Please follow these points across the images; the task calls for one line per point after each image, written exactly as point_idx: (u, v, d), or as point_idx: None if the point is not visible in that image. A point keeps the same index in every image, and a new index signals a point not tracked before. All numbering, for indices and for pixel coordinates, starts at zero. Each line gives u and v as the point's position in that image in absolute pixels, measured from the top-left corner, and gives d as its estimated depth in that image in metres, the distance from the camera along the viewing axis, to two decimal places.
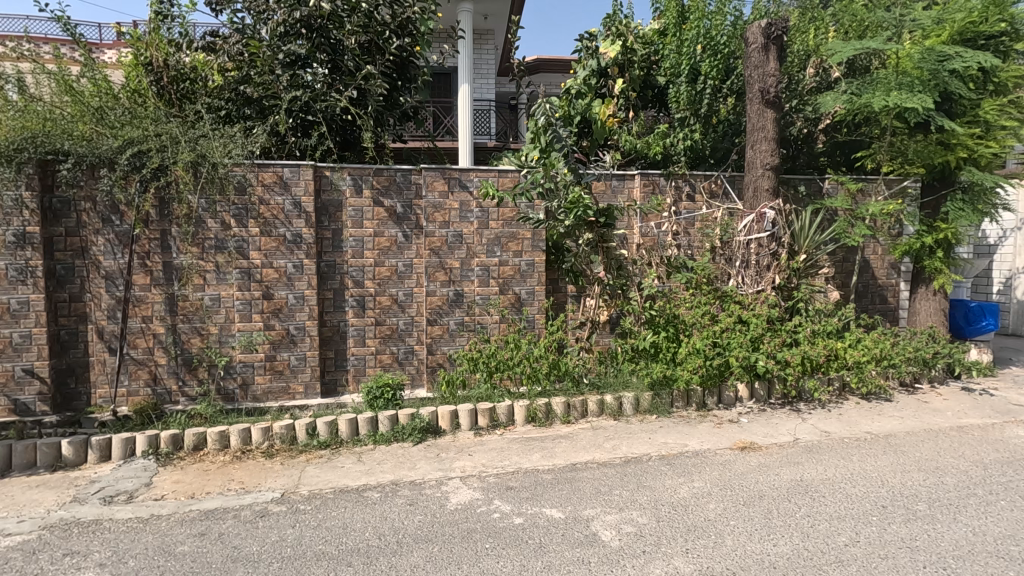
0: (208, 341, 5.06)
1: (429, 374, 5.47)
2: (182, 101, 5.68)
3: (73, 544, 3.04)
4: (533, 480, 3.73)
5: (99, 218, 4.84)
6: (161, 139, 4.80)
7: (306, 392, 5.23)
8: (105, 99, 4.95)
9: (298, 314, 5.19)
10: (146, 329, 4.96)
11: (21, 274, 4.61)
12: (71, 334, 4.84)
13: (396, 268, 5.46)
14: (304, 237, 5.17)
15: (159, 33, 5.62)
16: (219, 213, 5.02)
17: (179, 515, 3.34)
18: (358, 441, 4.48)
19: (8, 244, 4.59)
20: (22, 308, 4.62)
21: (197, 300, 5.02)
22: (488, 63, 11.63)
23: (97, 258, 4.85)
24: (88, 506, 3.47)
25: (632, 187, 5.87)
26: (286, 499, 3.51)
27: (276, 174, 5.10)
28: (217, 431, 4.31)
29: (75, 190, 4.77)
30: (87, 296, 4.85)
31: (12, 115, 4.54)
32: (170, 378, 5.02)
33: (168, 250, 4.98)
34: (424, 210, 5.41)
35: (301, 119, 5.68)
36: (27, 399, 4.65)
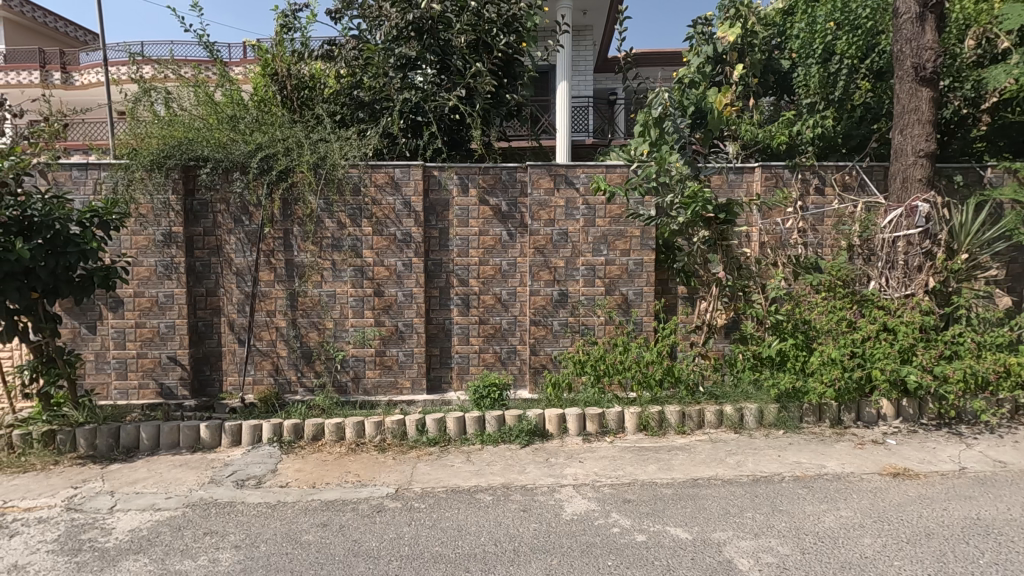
0: (325, 336, 5.29)
1: (533, 375, 5.36)
2: (302, 107, 5.97)
3: (212, 523, 3.22)
4: (651, 494, 3.49)
5: (232, 218, 5.19)
6: (287, 143, 5.10)
7: (412, 388, 5.31)
8: (238, 108, 5.32)
9: (407, 312, 5.29)
10: (270, 322, 5.26)
11: (168, 270, 5.09)
12: (208, 325, 5.26)
13: (500, 267, 5.39)
14: (414, 237, 5.26)
15: (283, 45, 5.97)
16: (337, 213, 5.23)
17: (303, 503, 3.45)
18: (466, 440, 4.45)
19: (157, 242, 5.08)
20: (168, 301, 5.10)
21: (315, 296, 5.26)
22: (587, 59, 11.41)
23: (230, 256, 5.22)
24: (223, 488, 3.70)
25: (751, 181, 5.43)
26: (400, 496, 3.53)
27: (388, 175, 5.22)
28: (334, 423, 4.46)
29: (212, 193, 5.16)
30: (221, 291, 5.24)
31: (162, 126, 5.03)
32: (291, 370, 5.29)
33: (290, 248, 5.24)
34: (529, 207, 5.30)
35: (412, 120, 5.79)
36: (171, 383, 5.13)
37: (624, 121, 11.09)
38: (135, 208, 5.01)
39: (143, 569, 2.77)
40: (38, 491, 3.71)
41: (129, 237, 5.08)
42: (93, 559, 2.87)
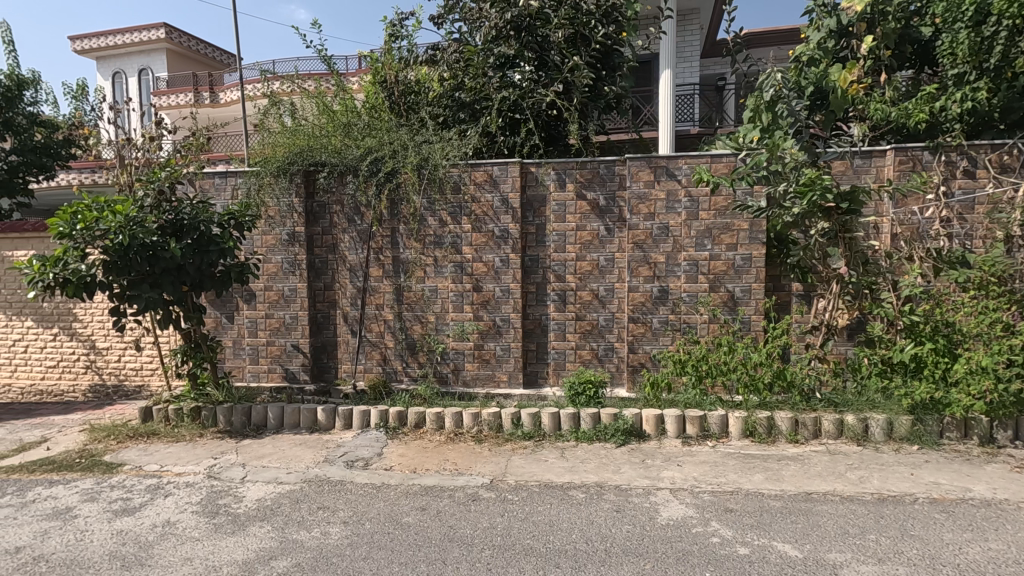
0: (427, 329, 5.54)
1: (630, 373, 5.21)
2: (409, 111, 6.20)
3: (325, 499, 3.51)
4: (757, 505, 3.26)
5: (346, 218, 5.60)
6: (393, 146, 5.39)
7: (509, 382, 5.40)
8: (351, 114, 5.68)
9: (505, 307, 5.38)
10: (378, 315, 5.61)
11: (292, 266, 5.61)
12: (325, 317, 5.72)
13: (598, 263, 5.31)
14: (511, 233, 5.33)
15: (391, 53, 6.31)
16: (439, 211, 5.44)
17: (405, 487, 3.65)
18: (561, 436, 4.45)
19: (283, 241, 5.62)
20: (292, 294, 5.62)
21: (419, 291, 5.53)
22: (693, 44, 10.87)
23: (344, 253, 5.63)
24: (336, 467, 4.01)
25: (882, 165, 4.86)
26: (494, 486, 3.61)
27: (487, 173, 5.34)
28: (435, 412, 4.66)
29: (329, 195, 5.60)
30: (336, 285, 5.67)
31: (287, 135, 5.55)
32: (397, 360, 5.60)
33: (397, 246, 5.55)
34: (628, 201, 5.16)
35: (509, 118, 5.84)
36: (294, 369, 5.65)
37: (733, 108, 10.44)
38: (265, 210, 5.59)
39: (267, 535, 3.08)
40: (187, 459, 4.27)
41: (260, 237, 5.66)
42: (228, 522, 3.24)
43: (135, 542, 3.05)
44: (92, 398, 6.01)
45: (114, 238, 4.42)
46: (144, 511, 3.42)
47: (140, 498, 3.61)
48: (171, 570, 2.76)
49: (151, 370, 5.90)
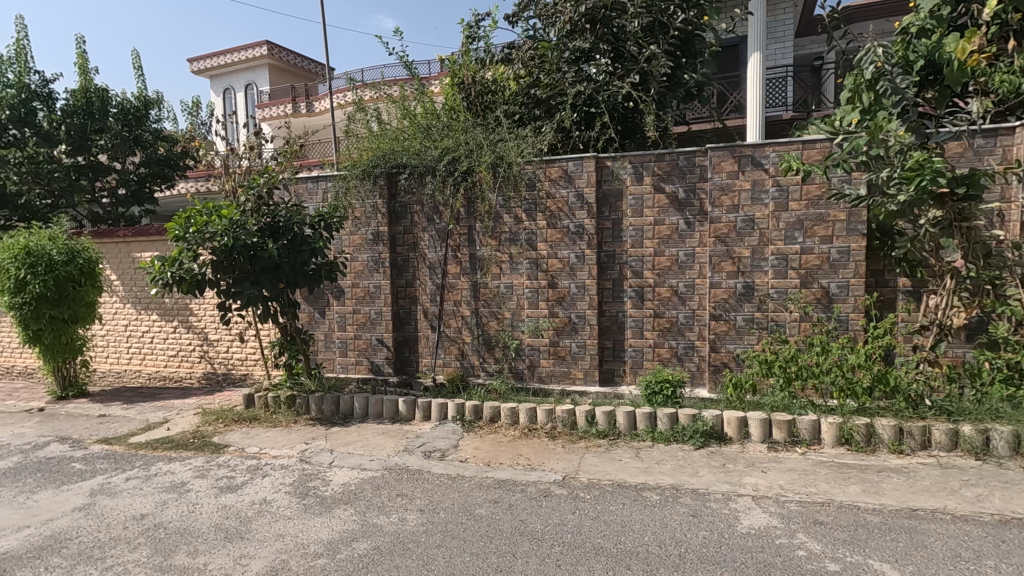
0: (503, 325, 5.61)
1: (712, 373, 4.99)
2: (485, 111, 6.25)
3: (403, 487, 3.67)
4: (851, 519, 3.01)
5: (425, 218, 5.80)
6: (469, 146, 5.50)
7: (585, 379, 5.35)
8: (430, 117, 5.86)
9: (580, 304, 5.33)
10: (456, 311, 5.76)
11: (377, 264, 5.90)
12: (407, 312, 5.97)
13: (677, 258, 5.12)
14: (587, 229, 5.27)
15: (468, 54, 6.43)
16: (514, 209, 5.49)
17: (479, 479, 3.73)
18: (636, 436, 4.35)
19: (368, 240, 5.92)
20: (377, 291, 5.91)
21: (495, 288, 5.62)
22: (785, 24, 10.18)
23: (424, 251, 5.83)
24: (415, 457, 4.17)
25: (1009, 145, 4.30)
26: (567, 483, 3.60)
27: (562, 169, 5.31)
28: (509, 407, 4.72)
29: (410, 196, 5.83)
30: (417, 282, 5.89)
31: (371, 140, 5.84)
32: (474, 355, 5.73)
33: (474, 243, 5.67)
34: (709, 193, 4.93)
35: (585, 112, 5.77)
36: (378, 362, 5.94)
37: (831, 89, 9.66)
38: (352, 212, 5.92)
39: (350, 517, 3.27)
40: (283, 443, 4.63)
41: (348, 237, 6.00)
42: (316, 504, 3.48)
43: (237, 516, 3.36)
44: (205, 384, 6.67)
45: (220, 240, 4.87)
46: (245, 489, 3.75)
47: (242, 477, 3.97)
48: (266, 544, 3.01)
49: (255, 360, 6.45)
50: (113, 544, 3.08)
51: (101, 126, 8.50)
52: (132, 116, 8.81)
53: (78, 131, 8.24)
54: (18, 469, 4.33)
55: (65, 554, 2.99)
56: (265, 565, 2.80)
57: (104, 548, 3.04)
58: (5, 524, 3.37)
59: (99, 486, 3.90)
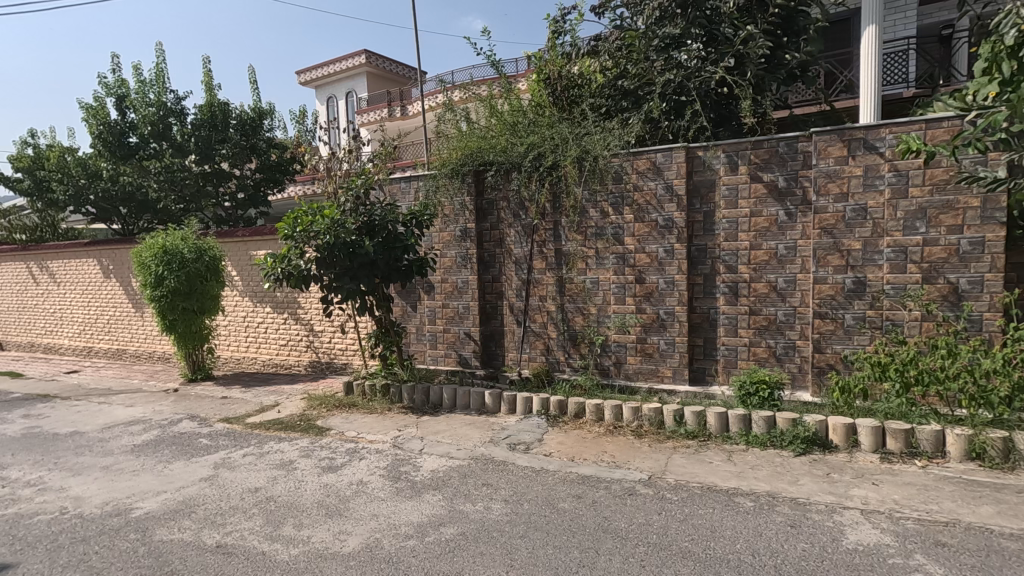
0: (589, 320, 5.56)
1: (816, 375, 4.63)
2: (571, 105, 6.18)
3: (488, 476, 3.76)
4: (981, 543, 2.67)
5: (512, 214, 5.87)
6: (554, 141, 5.49)
7: (674, 377, 5.18)
8: (516, 114, 5.91)
9: (669, 299, 5.16)
10: (542, 306, 5.79)
11: (465, 260, 6.07)
12: (494, 307, 6.09)
13: (776, 251, 4.80)
14: (676, 222, 5.08)
15: (555, 49, 6.39)
16: (600, 203, 5.41)
17: (562, 473, 3.73)
18: (729, 438, 4.14)
19: (456, 236, 6.10)
20: (464, 286, 6.08)
21: (580, 283, 5.57)
22: None
23: (510, 247, 5.91)
24: (500, 448, 4.26)
25: None
26: (653, 483, 3.50)
27: (650, 161, 5.15)
28: (594, 404, 4.67)
29: (497, 193, 5.94)
30: (503, 277, 5.99)
31: (460, 139, 5.99)
32: (559, 350, 5.73)
33: (559, 239, 5.66)
34: (814, 180, 4.57)
35: (675, 101, 5.56)
36: (466, 354, 6.12)
37: (964, 61, 8.58)
38: (441, 209, 6.14)
39: (438, 503, 3.40)
40: (378, 429, 4.91)
41: (438, 234, 6.23)
42: (407, 488, 3.65)
43: (336, 495, 3.61)
44: (311, 371, 7.22)
45: (323, 238, 5.25)
46: (344, 470, 4.02)
47: (341, 459, 4.25)
48: (362, 522, 3.21)
49: (354, 350, 6.89)
50: (232, 512, 3.43)
51: (223, 136, 9.41)
52: (249, 127, 9.71)
53: (204, 142, 9.23)
54: (158, 441, 4.94)
55: (194, 518, 3.37)
56: (360, 542, 2.99)
57: (225, 515, 3.39)
58: (148, 488, 3.87)
59: (222, 460, 4.36)
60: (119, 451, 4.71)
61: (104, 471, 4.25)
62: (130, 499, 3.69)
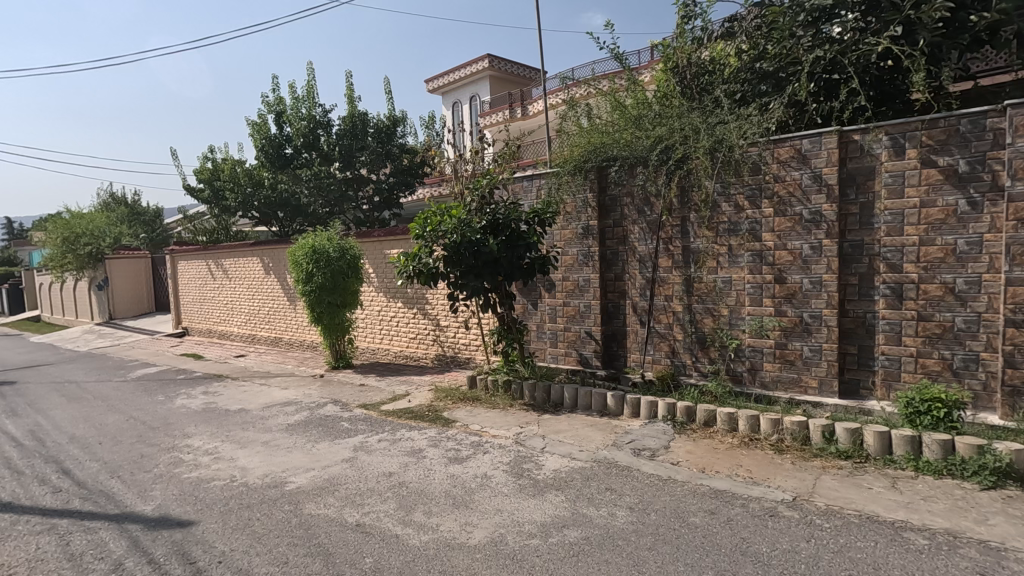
0: (720, 323, 5.19)
1: (1007, 395, 3.89)
2: (701, 93, 5.79)
3: (613, 481, 3.64)
4: None
5: (636, 210, 5.67)
6: (684, 132, 5.16)
7: (820, 389, 4.65)
8: (642, 107, 5.66)
9: (815, 301, 4.63)
10: (668, 306, 5.52)
11: (587, 258, 5.97)
12: (616, 306, 5.94)
13: (954, 247, 4.10)
14: (825, 215, 4.55)
15: (684, 36, 6.02)
16: (734, 196, 5.02)
17: (693, 485, 3.51)
18: (892, 462, 3.61)
19: (578, 234, 6.04)
20: (586, 284, 6.00)
21: (711, 282, 5.21)
22: None
23: (634, 244, 5.71)
24: (624, 452, 4.11)
25: None
26: (798, 506, 3.16)
27: (794, 148, 4.67)
28: (727, 413, 4.34)
29: (620, 188, 5.76)
30: (626, 276, 5.81)
31: (582, 136, 5.85)
32: (686, 353, 5.42)
33: (688, 235, 5.35)
34: (1007, 163, 3.83)
35: (826, 80, 4.99)
36: (587, 354, 6.03)
37: None
38: (563, 207, 6.09)
39: (561, 504, 3.36)
40: (501, 424, 5.00)
41: (559, 232, 6.20)
42: (530, 486, 3.66)
43: (462, 486, 3.72)
44: (437, 364, 7.57)
45: (451, 237, 5.46)
46: (468, 462, 4.14)
47: (466, 451, 4.38)
48: (487, 516, 3.26)
49: (477, 346, 7.10)
50: (370, 494, 3.67)
51: (362, 144, 10.21)
52: (384, 134, 10.43)
53: (347, 151, 10.08)
54: (307, 422, 5.48)
55: (337, 496, 3.66)
56: (485, 535, 3.04)
57: (363, 496, 3.64)
58: (300, 464, 4.29)
59: (360, 444, 4.70)
60: (276, 429, 5.29)
61: (264, 446, 4.80)
62: (285, 473, 4.11)
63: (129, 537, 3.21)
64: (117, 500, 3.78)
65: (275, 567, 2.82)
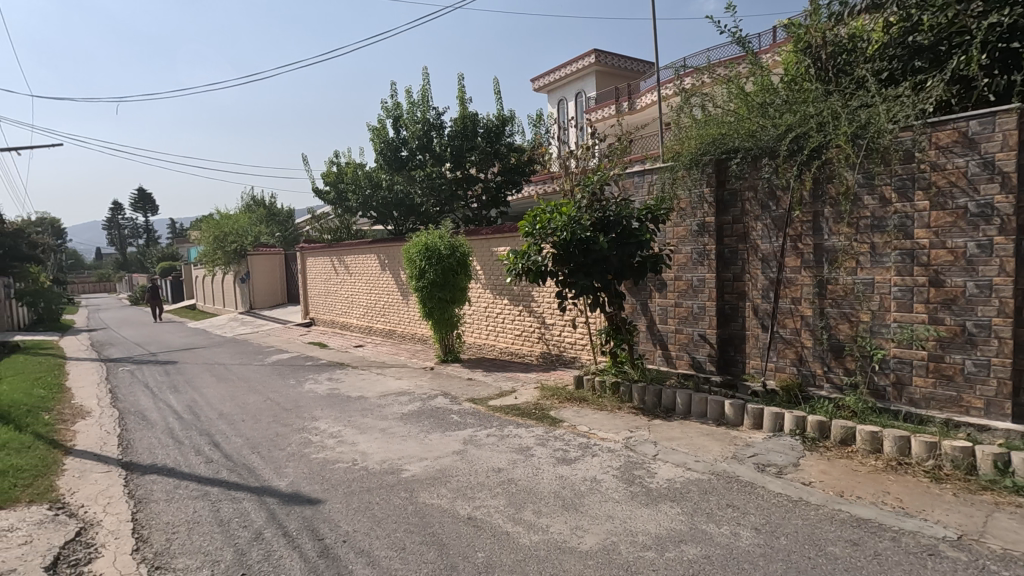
0: (859, 329, 4.64)
1: None
2: (840, 75, 5.24)
3: (734, 498, 3.38)
4: None
5: (759, 205, 5.25)
6: (821, 117, 4.63)
7: (986, 411, 3.99)
8: (767, 93, 5.18)
9: (983, 308, 3.97)
10: (795, 310, 5.05)
11: (701, 257, 5.64)
12: (733, 309, 5.54)
13: None
14: (998, 208, 3.89)
15: (817, 15, 5.41)
16: (879, 187, 4.46)
17: (829, 510, 3.15)
18: None
19: (692, 232, 5.71)
20: (700, 284, 5.67)
21: (848, 284, 4.69)
22: None
23: (756, 242, 5.29)
24: (746, 467, 3.81)
25: None
26: (965, 546, 2.72)
27: (958, 131, 4.05)
28: (869, 431, 3.86)
29: (742, 182, 5.37)
30: (747, 276, 5.40)
31: (699, 127, 5.48)
32: (816, 362, 4.93)
33: (821, 232, 4.86)
34: None
35: (1003, 50, 4.29)
36: (701, 358, 5.70)
37: None
38: (677, 203, 5.82)
39: (677, 516, 3.18)
40: (609, 427, 4.86)
41: (672, 229, 5.91)
42: (642, 494, 3.50)
43: (572, 488, 3.65)
44: (542, 361, 7.58)
45: (560, 234, 5.41)
46: (577, 464, 4.06)
47: (575, 452, 4.31)
48: (598, 521, 3.17)
49: (582, 345, 7.01)
50: (480, 488, 3.73)
51: (473, 145, 10.51)
52: (494, 134, 10.63)
53: (458, 150, 10.42)
54: (420, 412, 5.71)
55: (449, 487, 3.76)
56: (597, 542, 2.95)
57: (474, 490, 3.70)
58: (414, 453, 4.47)
59: (470, 437, 4.80)
60: (391, 417, 5.57)
61: (381, 433, 5.07)
62: (401, 461, 4.30)
63: (267, 509, 3.52)
64: (257, 473, 4.18)
65: (394, 552, 2.93)
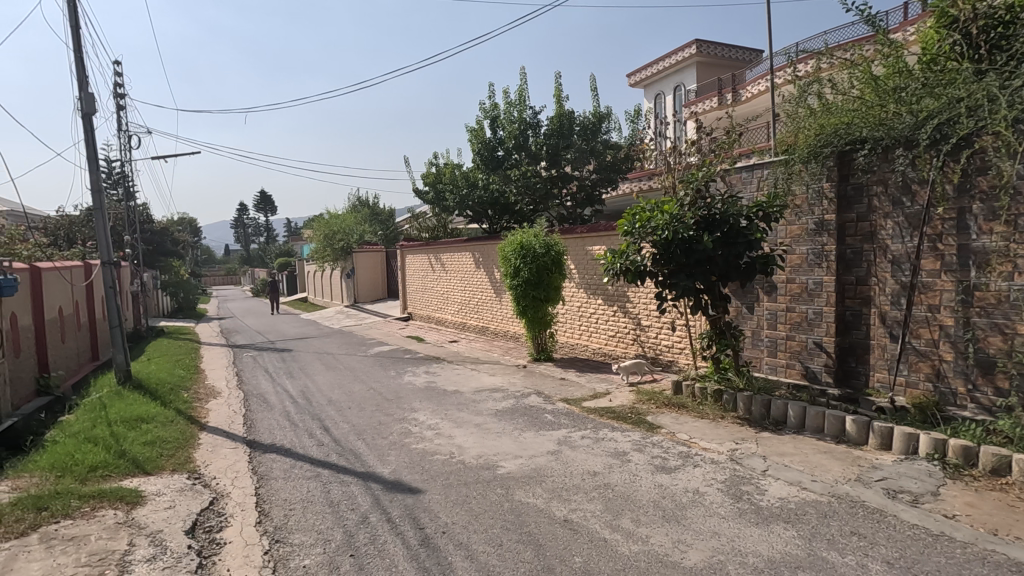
0: (1014, 344, 4.01)
1: None
2: (995, 51, 4.52)
3: (860, 525, 3.05)
4: None
5: (890, 201, 4.72)
6: (974, 99, 3.98)
7: None
8: (903, 76, 4.60)
9: None
10: (931, 319, 4.47)
11: (819, 258, 5.20)
12: (856, 315, 5.04)
13: None
14: None
15: None
16: None
17: (979, 551, 2.75)
18: None
19: (809, 231, 5.29)
20: (817, 287, 5.22)
21: (1001, 291, 4.07)
22: None
23: (886, 242, 4.76)
24: (872, 492, 3.43)
25: None
26: None
27: None
28: None
29: (869, 176, 4.87)
30: (873, 280, 4.88)
31: (818, 116, 4.97)
32: (957, 379, 4.34)
33: (967, 231, 4.26)
34: None
35: None
36: (816, 368, 5.25)
37: None
38: (792, 200, 5.40)
39: (793, 540, 2.92)
40: (712, 436, 4.61)
41: (785, 228, 5.52)
42: (751, 512, 3.26)
43: (672, 499, 3.49)
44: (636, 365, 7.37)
45: (661, 233, 5.19)
46: (678, 473, 3.88)
47: (675, 461, 4.12)
48: (702, 537, 3.00)
49: (680, 349, 6.72)
50: (576, 490, 3.67)
51: (568, 143, 10.50)
52: (590, 131, 10.61)
53: (553, 150, 10.46)
54: (513, 409, 5.76)
55: (544, 487, 3.73)
56: (702, 559, 2.79)
57: (569, 492, 3.65)
58: (508, 450, 4.50)
59: (564, 438, 4.76)
60: (486, 413, 5.66)
61: (477, 428, 5.17)
62: (496, 457, 4.35)
63: (372, 495, 3.69)
64: (362, 459, 4.41)
65: (491, 548, 2.96)
